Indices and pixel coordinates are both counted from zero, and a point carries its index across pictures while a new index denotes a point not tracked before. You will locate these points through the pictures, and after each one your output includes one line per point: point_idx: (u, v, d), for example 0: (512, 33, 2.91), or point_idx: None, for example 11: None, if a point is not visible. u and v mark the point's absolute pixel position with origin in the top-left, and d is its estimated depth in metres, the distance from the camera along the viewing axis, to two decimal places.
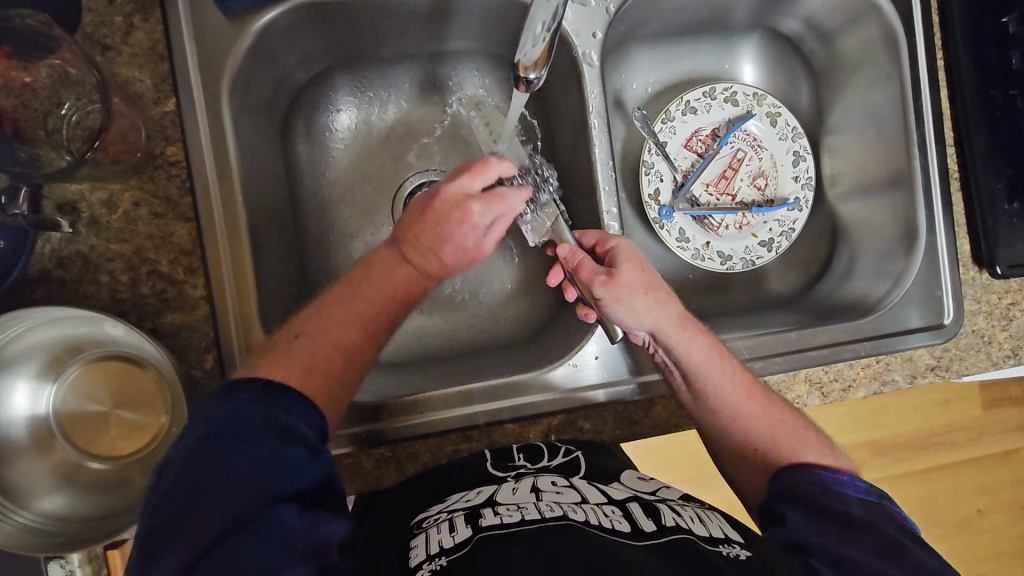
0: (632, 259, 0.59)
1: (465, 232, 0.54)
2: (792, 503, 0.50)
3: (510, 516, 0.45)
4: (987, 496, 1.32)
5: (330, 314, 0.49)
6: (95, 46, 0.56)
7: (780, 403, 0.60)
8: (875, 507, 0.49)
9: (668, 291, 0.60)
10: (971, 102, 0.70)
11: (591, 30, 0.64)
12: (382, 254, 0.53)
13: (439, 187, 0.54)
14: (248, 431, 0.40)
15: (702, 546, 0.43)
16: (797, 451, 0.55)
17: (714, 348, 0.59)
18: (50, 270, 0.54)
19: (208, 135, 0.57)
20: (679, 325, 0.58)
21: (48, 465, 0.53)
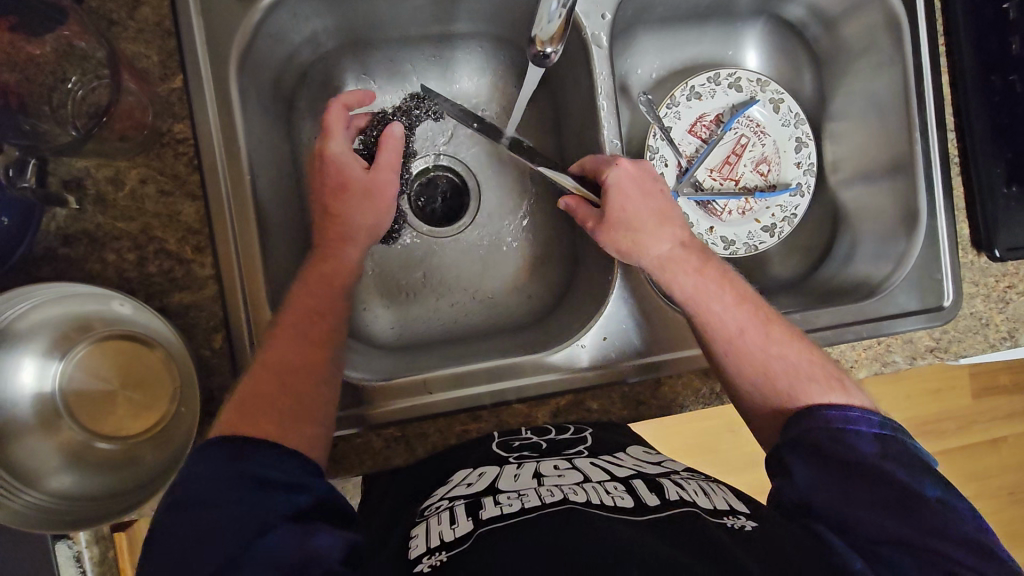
0: (622, 204, 0.62)
1: (347, 171, 0.62)
2: (800, 451, 0.50)
3: (510, 506, 0.44)
4: (975, 483, 1.35)
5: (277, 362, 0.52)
6: (101, 21, 0.55)
7: (793, 336, 0.59)
8: (890, 443, 0.50)
9: (662, 224, 0.63)
10: (972, 88, 0.71)
11: (600, 11, 0.64)
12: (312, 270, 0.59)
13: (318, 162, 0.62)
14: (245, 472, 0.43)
15: (707, 519, 0.43)
16: (796, 389, 0.55)
17: (705, 280, 0.61)
18: (56, 248, 0.53)
19: (215, 112, 0.56)
20: (667, 266, 0.62)
21: (55, 445, 0.52)
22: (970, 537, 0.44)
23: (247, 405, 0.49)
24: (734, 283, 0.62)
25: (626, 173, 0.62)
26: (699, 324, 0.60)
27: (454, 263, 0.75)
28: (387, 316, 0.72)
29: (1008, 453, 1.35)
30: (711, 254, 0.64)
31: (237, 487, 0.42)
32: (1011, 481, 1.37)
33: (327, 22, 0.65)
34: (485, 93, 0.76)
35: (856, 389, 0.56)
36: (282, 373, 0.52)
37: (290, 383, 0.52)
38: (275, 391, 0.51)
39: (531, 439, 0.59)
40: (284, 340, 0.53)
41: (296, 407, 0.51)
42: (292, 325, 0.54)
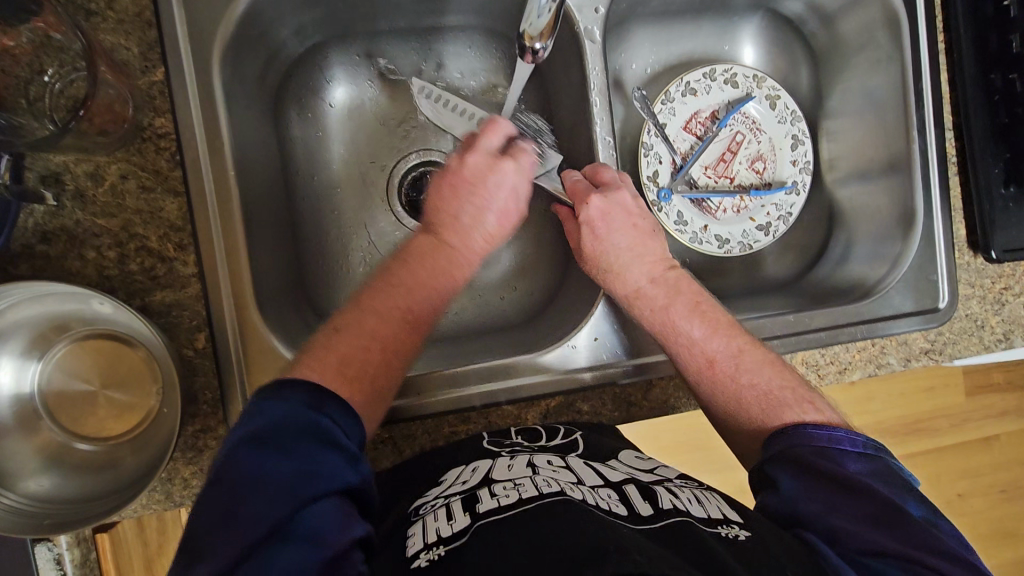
0: (591, 239, 0.63)
1: (497, 194, 0.61)
2: (787, 465, 0.49)
3: (507, 497, 0.44)
4: (968, 481, 1.35)
5: (368, 315, 0.53)
6: (79, 11, 0.54)
7: (766, 362, 0.58)
8: (874, 464, 0.49)
9: (630, 256, 0.63)
10: (972, 86, 0.70)
11: (594, 6, 0.62)
12: (419, 243, 0.59)
13: (464, 169, 0.61)
14: (284, 439, 0.41)
15: (701, 527, 0.42)
16: (766, 417, 0.54)
17: (674, 315, 0.60)
18: (34, 245, 0.52)
19: (198, 107, 0.54)
20: (637, 296, 0.61)
21: (35, 447, 0.51)
22: (956, 553, 0.43)
23: (342, 366, 0.49)
24: (706, 312, 0.61)
25: (596, 210, 0.62)
26: (672, 353, 0.60)
27: None
28: None
29: (1000, 451, 1.36)
30: (683, 285, 0.63)
31: (283, 452, 0.40)
32: (1004, 480, 1.37)
33: (315, 14, 0.63)
34: (478, 88, 0.74)
35: (829, 409, 0.55)
36: (374, 348, 0.51)
37: (386, 361, 0.52)
38: (372, 365, 0.50)
39: (521, 438, 0.58)
40: (387, 321, 0.53)
41: (379, 379, 0.51)
42: (405, 313, 0.54)
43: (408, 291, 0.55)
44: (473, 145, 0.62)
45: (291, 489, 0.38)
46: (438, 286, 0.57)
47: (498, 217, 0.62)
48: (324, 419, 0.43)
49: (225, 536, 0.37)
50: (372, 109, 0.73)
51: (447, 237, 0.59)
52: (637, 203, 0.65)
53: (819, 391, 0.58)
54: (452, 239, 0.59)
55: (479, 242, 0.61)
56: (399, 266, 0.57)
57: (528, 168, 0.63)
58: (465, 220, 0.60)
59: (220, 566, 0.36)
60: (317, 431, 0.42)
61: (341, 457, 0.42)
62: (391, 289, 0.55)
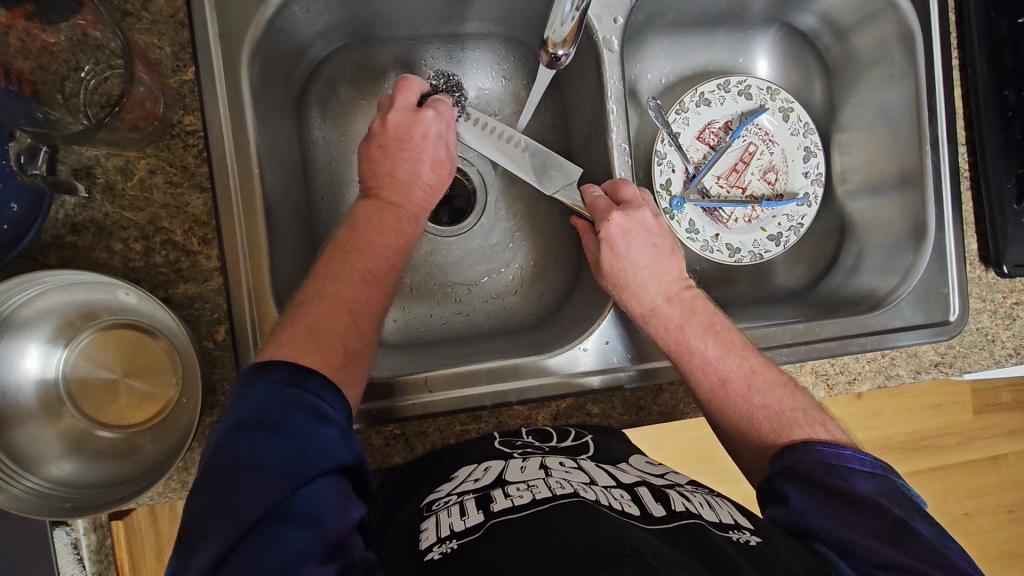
0: (611, 257, 0.63)
1: (424, 147, 0.62)
2: (797, 481, 0.50)
3: (520, 497, 0.44)
4: (975, 499, 1.34)
5: (328, 283, 0.53)
6: (116, 11, 0.56)
7: (777, 382, 0.58)
8: (883, 483, 0.49)
9: (649, 276, 0.63)
10: (985, 102, 0.70)
11: (612, 16, 0.64)
12: (361, 209, 0.59)
13: (382, 124, 0.62)
14: (276, 419, 0.40)
15: (712, 531, 0.43)
16: (775, 436, 0.55)
17: (689, 334, 0.60)
18: (64, 236, 0.54)
19: (226, 105, 0.56)
20: (651, 312, 0.61)
21: (57, 432, 0.52)
22: (966, 569, 0.43)
23: (314, 342, 0.48)
24: (720, 332, 0.61)
25: (616, 226, 0.62)
26: (685, 371, 0.60)
27: (459, 264, 0.76)
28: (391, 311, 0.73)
29: (1010, 470, 1.34)
30: (698, 305, 0.62)
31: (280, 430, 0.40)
32: (1012, 499, 1.36)
33: (339, 18, 0.65)
34: (495, 93, 0.75)
35: (838, 430, 0.55)
36: (340, 316, 0.51)
37: (356, 326, 0.52)
38: (343, 335, 0.50)
39: (532, 439, 0.59)
40: (353, 288, 0.53)
41: (358, 357, 0.51)
42: (366, 274, 0.55)
43: (362, 252, 0.55)
44: (392, 102, 0.63)
45: (283, 466, 0.38)
46: (390, 243, 0.57)
47: (432, 168, 0.63)
48: (310, 396, 0.42)
49: (224, 520, 0.36)
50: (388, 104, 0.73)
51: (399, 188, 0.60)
52: (658, 222, 0.65)
53: (829, 411, 0.58)
54: (393, 197, 0.60)
55: (421, 191, 0.62)
56: (349, 233, 0.57)
57: (450, 119, 0.65)
58: (398, 177, 0.60)
59: (218, 552, 0.35)
60: (302, 408, 0.41)
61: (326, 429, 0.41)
62: (349, 250, 0.55)
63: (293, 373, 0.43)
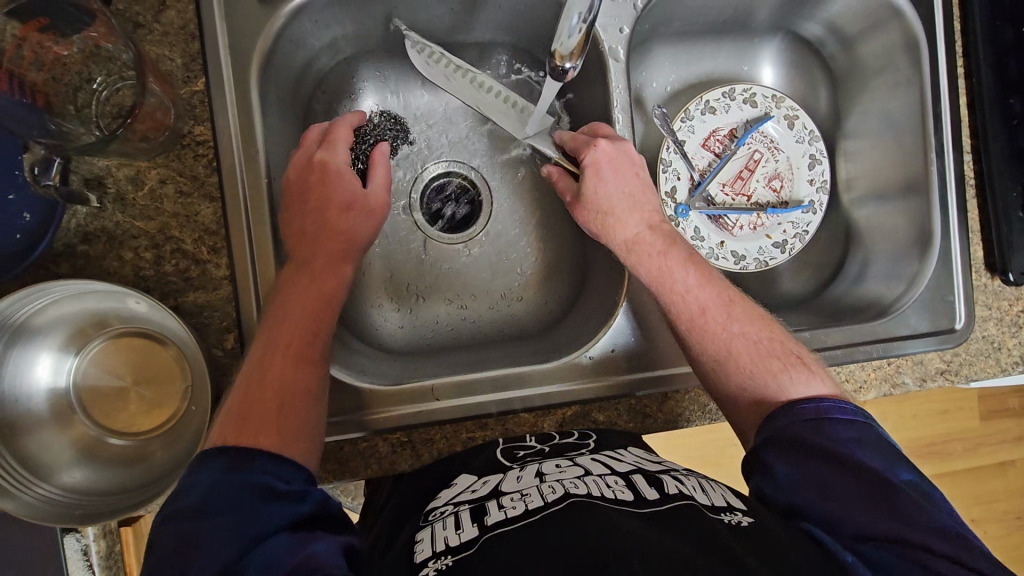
0: (597, 183, 0.63)
1: (341, 185, 0.60)
2: (772, 446, 0.50)
3: (514, 508, 0.45)
4: (981, 506, 1.33)
5: (262, 358, 0.50)
6: (127, 23, 0.57)
7: (753, 314, 0.60)
8: (864, 432, 0.50)
9: (630, 205, 0.64)
10: (992, 110, 0.71)
11: (619, 25, 0.64)
12: (286, 276, 0.55)
13: (297, 167, 0.59)
14: (227, 498, 0.40)
15: (704, 514, 0.43)
16: (755, 365, 0.56)
17: (670, 261, 0.61)
18: (75, 245, 0.54)
19: (235, 116, 0.57)
20: (633, 242, 0.62)
21: (69, 439, 0.53)
22: (943, 523, 0.44)
23: (247, 419, 0.46)
24: (699, 264, 0.62)
25: (604, 153, 0.62)
26: (665, 302, 0.60)
27: (465, 271, 0.76)
28: (398, 317, 0.73)
29: (1016, 476, 1.34)
30: (678, 239, 0.63)
31: (233, 499, 0.40)
32: (1017, 505, 1.35)
33: (346, 28, 0.66)
34: None
35: (809, 362, 0.57)
36: (270, 394, 0.48)
37: (287, 399, 0.48)
38: (275, 410, 0.47)
39: (533, 445, 0.59)
40: (278, 363, 0.49)
41: (302, 428, 0.48)
42: (292, 340, 0.51)
43: (289, 320, 0.52)
44: (332, 142, 0.62)
45: (241, 528, 0.38)
46: (315, 305, 0.54)
47: (344, 211, 0.59)
48: (254, 474, 0.41)
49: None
50: (410, 113, 0.75)
51: (335, 222, 0.59)
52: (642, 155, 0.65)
53: (807, 351, 0.59)
54: (304, 252, 0.56)
55: (352, 218, 0.60)
56: (279, 299, 0.53)
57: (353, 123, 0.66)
58: (313, 228, 0.57)
59: None
60: (252, 490, 0.40)
61: (282, 506, 0.40)
62: (281, 315, 0.52)
63: (233, 462, 0.42)
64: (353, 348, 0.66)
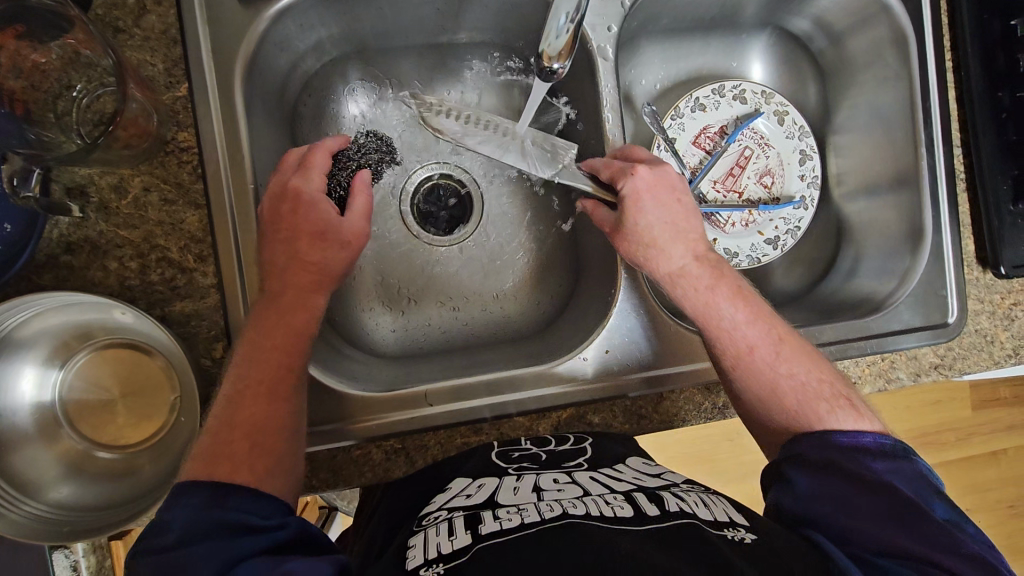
0: (639, 214, 0.59)
1: (310, 215, 0.55)
2: (795, 460, 0.50)
3: (509, 520, 0.44)
4: (974, 494, 1.34)
5: (231, 398, 0.49)
6: (107, 28, 0.56)
7: (804, 353, 0.57)
8: (897, 462, 0.49)
9: (673, 235, 0.60)
10: (981, 104, 0.71)
11: (607, 24, 0.64)
12: (261, 310, 0.52)
13: (269, 190, 0.56)
14: (202, 530, 0.39)
15: (706, 531, 0.43)
16: (799, 407, 0.54)
17: (717, 298, 0.58)
18: (59, 255, 0.54)
19: (220, 122, 0.56)
20: (680, 275, 0.59)
21: (55, 454, 0.52)
22: (969, 548, 0.44)
23: (213, 460, 0.45)
24: (747, 297, 0.59)
25: (643, 181, 0.59)
26: (709, 337, 0.58)
27: (457, 274, 0.75)
28: (390, 321, 0.73)
29: (1008, 464, 1.35)
30: (722, 269, 0.60)
31: (208, 530, 0.39)
32: (1010, 493, 1.37)
33: (332, 30, 0.65)
34: (481, 93, 0.75)
35: (862, 404, 0.55)
36: (237, 437, 0.46)
37: (253, 443, 0.47)
38: (240, 451, 0.46)
39: (530, 449, 0.59)
40: (246, 405, 0.48)
41: (273, 467, 0.47)
42: (259, 382, 0.49)
43: (261, 358, 0.50)
44: (308, 166, 0.58)
45: (222, 552, 0.38)
46: (283, 344, 0.51)
47: (314, 241, 0.55)
48: (230, 508, 0.41)
49: None
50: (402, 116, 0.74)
51: (306, 254, 0.55)
52: (682, 182, 0.62)
53: (858, 387, 0.57)
54: (276, 286, 0.53)
55: (325, 248, 0.56)
56: (249, 336, 0.51)
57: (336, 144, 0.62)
58: (284, 261, 0.54)
59: None
60: (231, 517, 0.40)
61: (259, 532, 0.40)
62: (252, 355, 0.50)
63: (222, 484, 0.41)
64: (345, 354, 0.65)
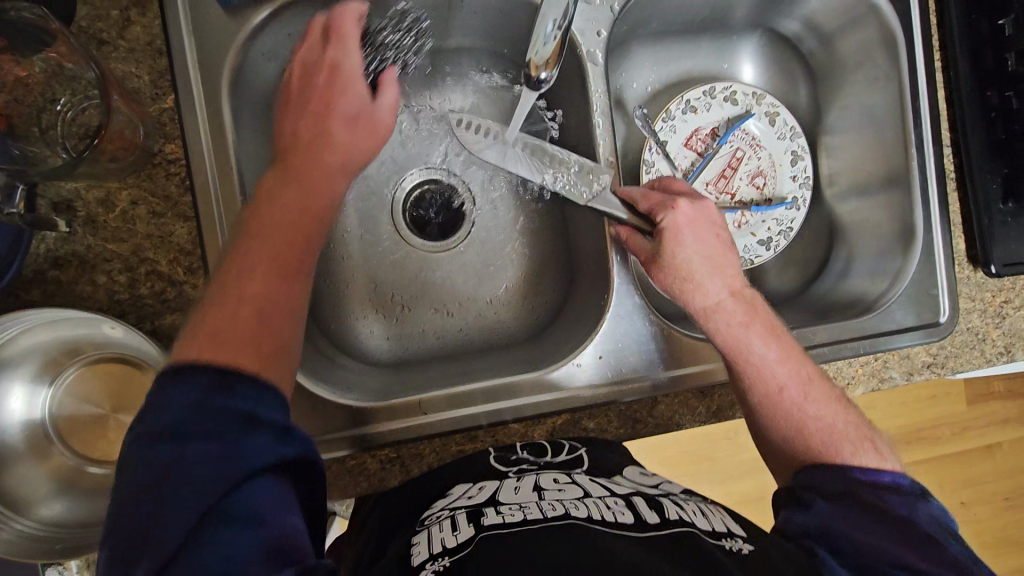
0: (675, 244, 0.59)
1: (347, 101, 0.58)
2: (814, 489, 0.50)
3: (512, 516, 0.44)
4: (971, 488, 1.35)
5: (238, 272, 0.46)
6: (90, 40, 0.55)
7: (835, 399, 0.56)
8: (917, 502, 0.48)
9: (709, 268, 0.59)
10: (970, 104, 0.71)
11: (596, 29, 0.64)
12: (281, 191, 0.51)
13: (293, 71, 0.58)
14: (205, 426, 0.36)
15: (705, 540, 0.43)
16: (826, 448, 0.53)
17: (752, 334, 0.57)
18: (46, 270, 0.53)
19: (208, 134, 0.55)
20: (712, 309, 0.58)
21: (47, 471, 0.51)
22: None
23: (217, 340, 0.41)
24: (784, 339, 0.58)
25: (683, 215, 0.60)
26: (741, 373, 0.57)
27: (451, 279, 0.75)
28: (383, 329, 0.72)
29: (1004, 458, 1.35)
30: (761, 308, 0.59)
31: (210, 425, 0.36)
32: (1005, 486, 1.37)
33: None
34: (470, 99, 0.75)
35: (888, 452, 0.54)
36: (247, 312, 0.44)
37: (266, 317, 0.45)
38: (251, 325, 0.43)
39: (527, 455, 0.59)
40: (257, 278, 0.46)
41: (280, 352, 0.45)
42: (271, 261, 0.47)
43: (279, 234, 0.49)
44: (341, 40, 0.58)
45: None
46: (302, 227, 0.51)
47: (347, 125, 0.57)
48: (236, 401, 0.37)
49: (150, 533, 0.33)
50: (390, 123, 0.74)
51: (329, 135, 0.56)
52: (723, 221, 0.62)
53: (880, 431, 0.56)
54: (299, 159, 0.54)
55: (351, 132, 0.57)
56: (256, 215, 0.49)
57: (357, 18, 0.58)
58: (309, 138, 0.56)
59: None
60: None
61: (264, 434, 0.37)
62: (266, 233, 0.48)
63: None
64: (339, 363, 0.65)
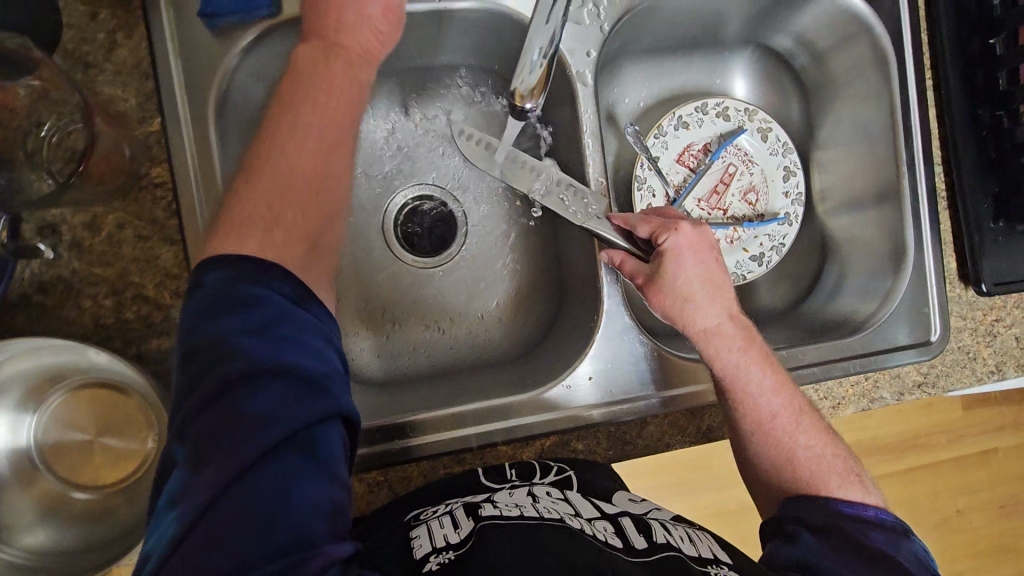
0: (676, 267, 0.58)
1: None
2: (801, 522, 0.51)
3: (510, 510, 0.46)
4: (966, 496, 1.36)
5: (287, 145, 0.48)
6: (76, 63, 0.55)
7: (822, 428, 0.57)
8: (901, 543, 0.49)
9: (709, 292, 0.59)
10: (962, 121, 0.71)
11: (586, 49, 0.63)
12: (322, 66, 0.51)
13: None
14: (287, 340, 0.39)
15: (691, 566, 0.43)
16: (813, 477, 0.54)
17: (748, 360, 0.57)
18: (31, 295, 0.53)
19: (195, 157, 0.55)
20: (710, 334, 0.58)
21: (31, 497, 0.51)
22: None
23: (272, 222, 0.45)
24: (776, 367, 0.58)
25: (684, 239, 0.59)
26: (735, 399, 0.57)
27: (441, 295, 0.75)
28: (373, 346, 0.72)
29: (998, 466, 1.35)
30: (756, 335, 0.59)
31: (283, 344, 0.39)
32: (1000, 493, 1.38)
33: None
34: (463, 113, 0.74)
35: (869, 482, 0.55)
36: (300, 189, 0.47)
37: (314, 199, 0.48)
38: (306, 205, 0.47)
39: (513, 479, 0.57)
40: (307, 153, 0.48)
41: (324, 238, 0.49)
42: (319, 141, 0.49)
43: (322, 121, 0.50)
44: None
45: None
46: (342, 113, 0.51)
47: (383, 16, 0.56)
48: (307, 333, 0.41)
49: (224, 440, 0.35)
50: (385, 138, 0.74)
51: (362, 33, 0.54)
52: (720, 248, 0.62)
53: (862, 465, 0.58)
54: (337, 44, 0.53)
55: (385, 25, 0.56)
56: (300, 91, 0.50)
57: None
58: (344, 25, 0.54)
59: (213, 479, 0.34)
60: None
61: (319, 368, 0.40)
62: (310, 110, 0.50)
63: None
64: None
